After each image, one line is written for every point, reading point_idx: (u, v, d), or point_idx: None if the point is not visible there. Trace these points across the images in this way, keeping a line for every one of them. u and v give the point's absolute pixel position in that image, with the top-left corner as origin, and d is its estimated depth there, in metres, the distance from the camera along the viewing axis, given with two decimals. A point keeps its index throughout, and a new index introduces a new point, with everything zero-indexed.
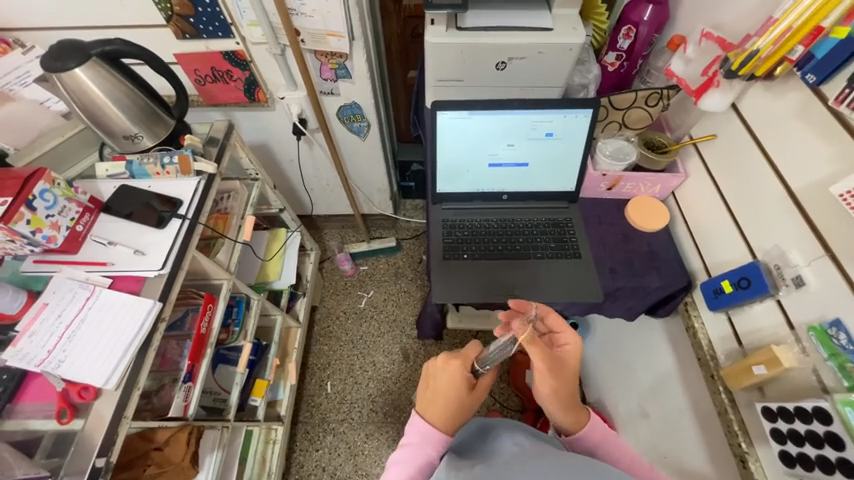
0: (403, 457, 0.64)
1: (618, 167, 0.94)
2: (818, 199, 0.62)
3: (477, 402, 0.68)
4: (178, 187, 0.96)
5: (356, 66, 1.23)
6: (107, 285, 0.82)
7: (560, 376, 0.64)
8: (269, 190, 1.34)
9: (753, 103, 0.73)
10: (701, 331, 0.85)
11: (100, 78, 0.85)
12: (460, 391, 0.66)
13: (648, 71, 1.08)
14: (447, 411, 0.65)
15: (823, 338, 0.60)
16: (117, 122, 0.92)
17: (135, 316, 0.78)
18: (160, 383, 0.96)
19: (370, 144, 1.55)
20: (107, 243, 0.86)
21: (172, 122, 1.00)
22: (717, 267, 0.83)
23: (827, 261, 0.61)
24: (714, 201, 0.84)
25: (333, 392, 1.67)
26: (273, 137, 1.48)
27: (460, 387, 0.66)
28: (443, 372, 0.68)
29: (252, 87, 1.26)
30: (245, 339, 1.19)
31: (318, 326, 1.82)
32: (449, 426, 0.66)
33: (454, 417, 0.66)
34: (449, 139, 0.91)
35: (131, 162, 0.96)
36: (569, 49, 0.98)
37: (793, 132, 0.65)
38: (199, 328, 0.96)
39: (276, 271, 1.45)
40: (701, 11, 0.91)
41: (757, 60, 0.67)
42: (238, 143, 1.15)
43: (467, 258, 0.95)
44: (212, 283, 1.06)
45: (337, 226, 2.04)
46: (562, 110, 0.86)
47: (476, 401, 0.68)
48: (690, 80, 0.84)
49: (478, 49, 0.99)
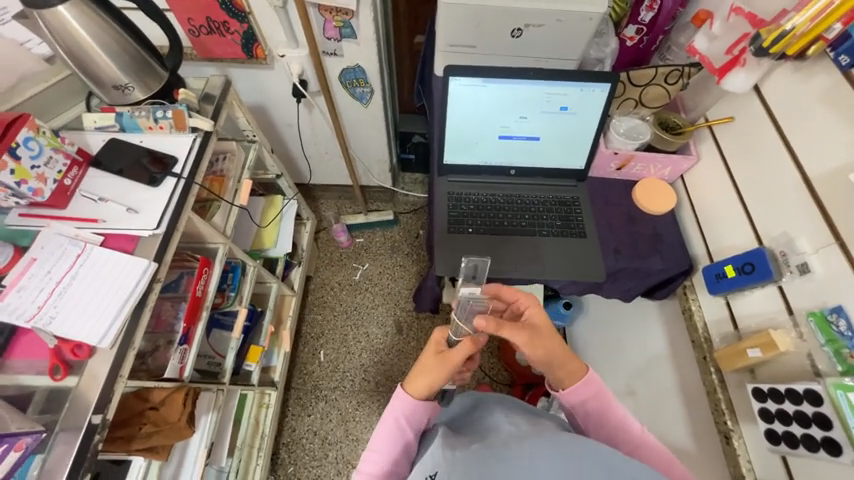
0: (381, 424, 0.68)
1: (631, 146, 0.91)
2: (835, 187, 0.61)
3: (450, 372, 0.65)
4: (173, 145, 0.91)
5: (363, 25, 1.17)
6: (99, 243, 0.79)
7: (540, 343, 0.63)
8: (267, 154, 1.29)
9: (778, 84, 0.71)
10: (698, 314, 0.87)
11: (86, 19, 0.79)
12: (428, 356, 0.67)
13: (668, 47, 1.05)
14: (416, 378, 0.67)
15: (823, 324, 0.61)
16: (105, 70, 0.86)
17: (129, 276, 0.76)
18: (154, 344, 0.93)
19: (372, 112, 1.49)
20: (98, 199, 0.82)
21: (165, 74, 0.94)
22: (721, 252, 0.83)
23: (835, 249, 0.61)
24: (724, 185, 0.83)
25: (326, 361, 1.69)
26: (272, 98, 1.41)
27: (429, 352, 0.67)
28: None
29: (250, 42, 1.18)
30: (241, 303, 1.17)
31: (313, 296, 1.82)
32: (418, 393, 0.66)
33: (422, 385, 0.66)
34: (461, 108, 0.87)
35: (121, 114, 0.90)
36: (590, 18, 0.94)
37: (817, 117, 0.64)
38: (194, 290, 0.94)
39: (271, 239, 1.42)
40: None
41: (789, 38, 0.63)
42: (235, 101, 1.09)
43: (471, 232, 0.94)
44: (208, 247, 1.04)
45: (333, 197, 2.00)
46: (579, 83, 0.82)
47: (445, 366, 0.64)
48: (714, 59, 0.81)
49: (494, 13, 0.94)
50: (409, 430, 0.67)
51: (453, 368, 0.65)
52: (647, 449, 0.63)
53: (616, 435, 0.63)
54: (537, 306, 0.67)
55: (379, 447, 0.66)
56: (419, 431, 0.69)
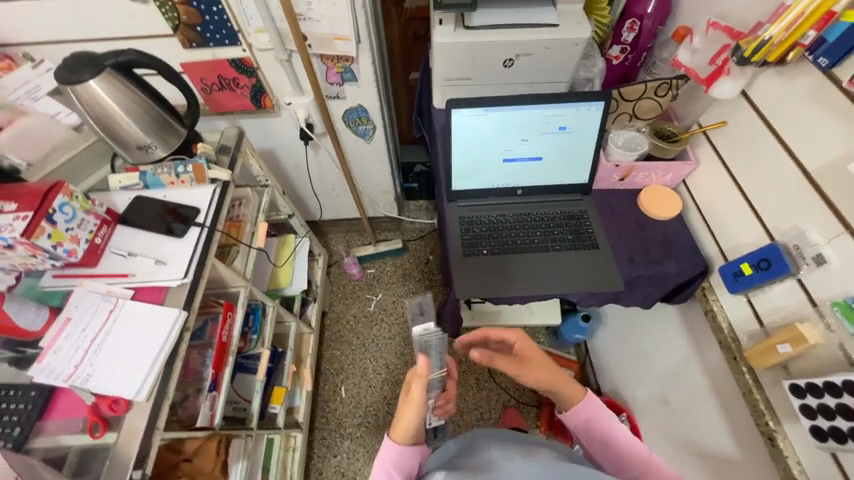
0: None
1: (631, 157, 0.95)
2: (836, 179, 0.63)
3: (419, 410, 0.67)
4: (194, 196, 0.96)
5: (363, 69, 1.24)
6: (129, 296, 0.81)
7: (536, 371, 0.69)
8: (279, 196, 1.35)
9: (764, 89, 0.75)
10: (721, 314, 0.87)
11: (115, 90, 0.85)
12: (410, 400, 0.67)
13: (654, 61, 1.07)
14: (401, 424, 0.67)
15: (848, 313, 0.61)
16: (131, 133, 0.92)
17: (161, 326, 0.78)
18: (184, 394, 0.93)
19: (375, 147, 1.55)
20: (127, 254, 0.86)
21: (184, 131, 1.00)
22: (733, 250, 0.85)
23: (846, 238, 0.62)
24: (726, 186, 0.86)
25: (347, 397, 1.67)
26: (280, 143, 1.48)
27: (410, 397, 0.67)
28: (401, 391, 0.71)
29: (258, 94, 1.26)
30: (262, 346, 1.18)
31: (329, 332, 1.82)
32: (403, 438, 0.67)
33: (408, 429, 0.66)
34: (464, 136, 0.92)
35: (145, 173, 0.96)
36: (576, 44, 1.00)
37: (808, 115, 0.67)
38: (220, 336, 0.96)
39: (287, 278, 1.45)
40: (702, 3, 0.93)
41: (769, 46, 0.67)
42: (248, 150, 1.15)
43: (486, 253, 0.96)
44: (230, 291, 1.06)
45: (342, 230, 2.04)
46: (574, 103, 0.88)
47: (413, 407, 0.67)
48: (698, 69, 0.85)
49: (487, 48, 1.01)
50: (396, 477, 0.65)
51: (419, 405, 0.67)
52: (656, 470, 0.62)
53: (623, 460, 0.64)
54: (527, 338, 0.71)
55: None
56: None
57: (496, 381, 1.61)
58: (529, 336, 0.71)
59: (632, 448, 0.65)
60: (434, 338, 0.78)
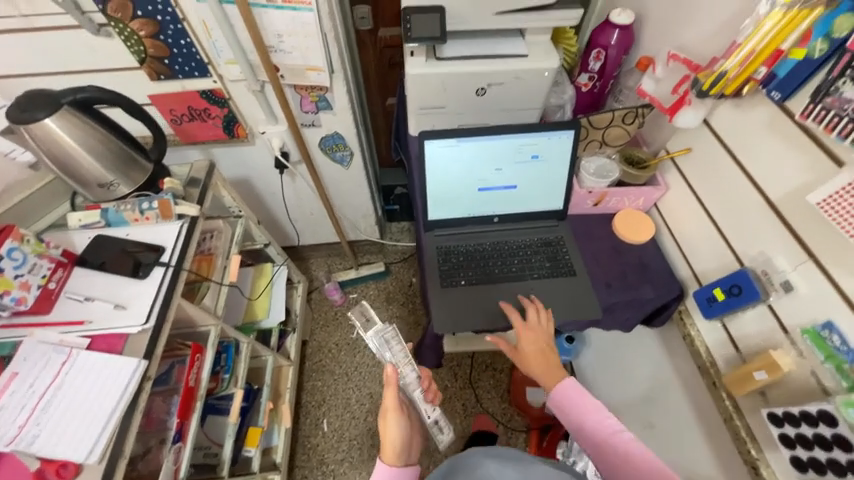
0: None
1: (603, 184, 0.96)
2: (797, 208, 0.65)
3: (397, 417, 0.81)
4: (159, 234, 0.92)
5: (337, 98, 1.24)
6: (85, 346, 0.76)
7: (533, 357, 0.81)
8: (254, 226, 1.30)
9: (724, 119, 0.78)
10: (699, 339, 0.87)
11: (73, 128, 0.82)
12: (389, 415, 0.82)
13: (620, 89, 1.12)
14: (387, 444, 0.77)
15: (818, 340, 0.62)
16: (91, 171, 0.88)
17: (118, 378, 0.73)
18: (146, 446, 0.89)
19: (354, 172, 1.54)
20: (84, 300, 0.81)
21: (150, 166, 0.97)
22: (706, 274, 0.85)
23: (811, 266, 0.64)
24: (695, 210, 0.88)
25: (330, 430, 1.61)
26: (255, 171, 1.46)
27: (389, 411, 0.82)
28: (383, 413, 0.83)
29: (231, 123, 1.24)
30: (236, 385, 1.13)
31: (311, 361, 1.76)
32: (394, 458, 0.76)
33: (395, 447, 0.77)
34: (438, 167, 0.91)
35: (107, 210, 0.92)
36: (545, 73, 1.02)
37: (767, 145, 0.69)
38: (187, 380, 0.91)
39: (263, 310, 1.41)
40: (662, 35, 0.97)
41: (725, 81, 0.70)
42: (220, 182, 1.12)
43: (464, 284, 0.94)
44: (199, 330, 1.01)
45: (323, 254, 2.00)
46: (545, 133, 0.89)
47: (393, 420, 0.81)
48: (663, 99, 0.88)
49: (459, 78, 1.02)
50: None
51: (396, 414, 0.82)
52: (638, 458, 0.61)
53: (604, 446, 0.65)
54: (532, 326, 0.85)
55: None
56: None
57: (483, 405, 1.58)
58: (535, 331, 0.84)
59: (610, 434, 0.66)
60: (389, 333, 0.96)
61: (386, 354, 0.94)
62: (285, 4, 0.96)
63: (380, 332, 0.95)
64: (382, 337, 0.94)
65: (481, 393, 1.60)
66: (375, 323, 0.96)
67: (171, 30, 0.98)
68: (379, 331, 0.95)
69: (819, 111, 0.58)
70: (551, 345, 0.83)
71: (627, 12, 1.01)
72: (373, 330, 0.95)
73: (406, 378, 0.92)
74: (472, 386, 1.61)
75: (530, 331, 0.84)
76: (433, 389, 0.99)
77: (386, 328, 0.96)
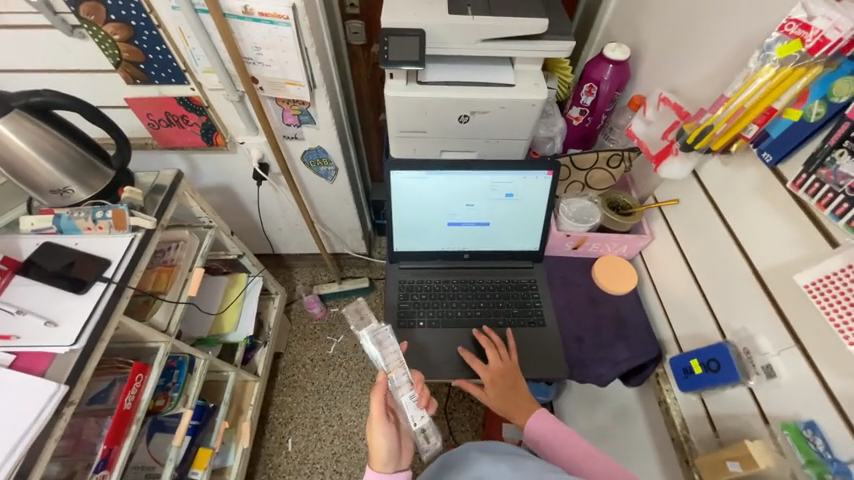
0: None
1: (582, 228, 0.91)
2: (784, 284, 0.58)
3: (385, 426, 0.71)
4: (108, 247, 0.87)
5: (320, 112, 1.19)
6: (8, 363, 0.72)
7: (507, 399, 0.80)
8: (226, 237, 1.25)
9: (713, 175, 0.71)
10: (674, 407, 0.78)
11: (24, 131, 0.79)
12: (376, 423, 0.72)
13: (611, 128, 1.09)
14: (375, 452, 0.70)
15: (799, 439, 0.54)
16: (44, 175, 0.84)
17: (31, 403, 0.68)
18: (70, 470, 0.86)
19: (338, 188, 1.48)
20: (15, 312, 0.77)
21: (112, 172, 0.93)
22: (686, 339, 0.77)
23: (796, 352, 0.56)
24: (680, 267, 0.80)
25: (294, 450, 1.49)
26: (236, 179, 1.41)
27: (375, 418, 0.73)
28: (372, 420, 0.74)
29: (210, 131, 1.20)
30: (185, 405, 1.07)
31: (282, 375, 1.65)
32: (383, 466, 0.69)
33: (384, 455, 0.69)
34: (407, 198, 0.88)
35: (60, 216, 0.87)
36: (532, 104, 0.96)
37: (755, 209, 0.62)
38: (122, 403, 0.85)
39: (231, 322, 1.35)
40: (658, 75, 0.91)
41: (711, 136, 0.64)
42: (187, 193, 1.07)
43: (423, 325, 0.92)
44: (148, 346, 0.96)
45: (308, 265, 1.91)
46: (521, 171, 0.83)
47: (380, 429, 0.71)
48: (651, 144, 0.82)
49: (440, 104, 0.96)
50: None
51: (384, 422, 0.72)
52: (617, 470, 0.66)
53: (580, 458, 0.71)
54: (498, 366, 0.83)
55: None
56: None
57: (455, 439, 1.42)
58: (499, 370, 0.82)
59: (583, 449, 0.72)
60: (385, 334, 0.84)
61: (379, 358, 0.80)
62: (262, 17, 0.92)
63: (375, 331, 0.83)
64: (377, 336, 0.82)
65: (455, 424, 1.44)
66: (369, 323, 0.85)
67: (145, 36, 0.95)
68: (373, 330, 0.83)
69: (812, 182, 0.51)
70: (517, 379, 0.83)
71: (621, 48, 0.97)
72: (367, 329, 0.84)
73: (395, 385, 0.77)
74: (446, 415, 1.45)
75: (494, 374, 0.82)
76: (430, 401, 0.78)
77: (383, 328, 0.84)
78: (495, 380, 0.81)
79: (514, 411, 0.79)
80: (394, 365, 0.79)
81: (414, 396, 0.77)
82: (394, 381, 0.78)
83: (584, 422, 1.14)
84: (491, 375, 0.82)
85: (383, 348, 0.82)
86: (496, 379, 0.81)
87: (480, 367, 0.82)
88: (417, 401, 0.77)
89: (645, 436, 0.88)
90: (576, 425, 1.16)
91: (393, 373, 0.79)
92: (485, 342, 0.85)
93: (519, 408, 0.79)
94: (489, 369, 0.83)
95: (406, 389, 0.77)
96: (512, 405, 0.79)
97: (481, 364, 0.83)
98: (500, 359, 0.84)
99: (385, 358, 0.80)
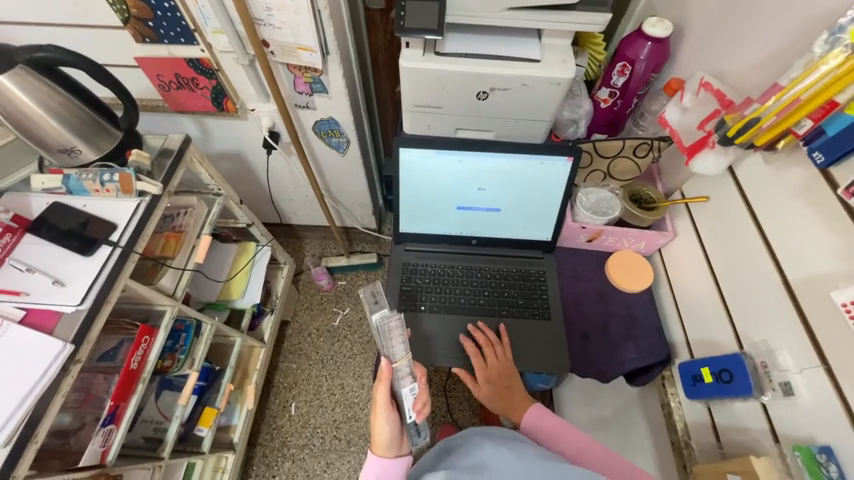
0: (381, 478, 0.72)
1: (598, 222, 0.86)
2: (818, 298, 0.53)
3: (386, 416, 0.73)
4: (116, 210, 0.87)
5: (333, 81, 1.14)
6: (18, 319, 0.74)
7: (503, 396, 0.80)
8: (235, 206, 1.24)
9: (751, 173, 0.65)
10: (678, 412, 0.75)
11: (30, 87, 0.77)
12: (380, 411, 0.73)
13: (641, 113, 1.01)
14: (379, 438, 0.73)
15: (810, 463, 0.50)
16: (53, 135, 0.83)
17: (39, 359, 0.70)
18: (81, 421, 0.91)
19: (350, 161, 1.44)
20: (25, 270, 0.78)
21: (120, 133, 0.91)
22: (699, 345, 0.74)
23: (821, 373, 0.52)
24: (701, 270, 0.75)
25: (297, 415, 1.53)
26: (247, 147, 1.38)
27: (380, 406, 0.73)
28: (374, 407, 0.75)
29: (220, 96, 1.17)
30: (191, 367, 1.09)
31: (288, 342, 1.67)
32: (384, 451, 0.72)
33: (385, 442, 0.72)
34: (416, 178, 0.84)
35: (69, 176, 0.87)
36: (557, 83, 0.88)
37: (796, 214, 0.56)
38: (129, 363, 0.88)
39: (239, 289, 1.36)
40: (702, 56, 0.82)
41: (756, 129, 0.58)
42: (196, 159, 1.05)
43: (424, 310, 0.92)
44: (155, 310, 0.98)
45: (318, 237, 1.90)
46: (540, 156, 0.78)
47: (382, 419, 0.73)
48: (685, 134, 0.76)
49: (458, 78, 0.90)
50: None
51: (385, 412, 0.73)
52: (616, 463, 0.67)
53: (581, 449, 0.70)
54: (498, 364, 0.82)
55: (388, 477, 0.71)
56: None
57: (452, 417, 1.43)
58: (499, 367, 0.82)
59: (582, 442, 0.70)
60: (395, 322, 0.77)
61: (384, 346, 0.76)
62: None
63: (384, 318, 0.76)
64: (387, 324, 0.76)
65: (453, 402, 1.44)
66: (382, 305, 0.77)
67: None
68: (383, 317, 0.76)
69: None
70: (513, 378, 0.82)
71: (664, 22, 0.86)
72: (378, 313, 0.77)
73: (399, 378, 0.74)
74: (444, 393, 1.46)
75: (490, 373, 0.81)
76: (425, 398, 0.76)
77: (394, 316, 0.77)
78: (493, 378, 0.81)
79: (509, 408, 0.79)
80: (400, 357, 0.74)
81: (416, 390, 0.74)
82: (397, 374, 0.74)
83: (582, 414, 1.13)
84: (490, 373, 0.81)
85: (390, 337, 0.76)
86: (494, 376, 0.81)
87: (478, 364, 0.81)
88: (415, 399, 0.74)
89: (644, 436, 0.87)
90: (575, 417, 1.15)
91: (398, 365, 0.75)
92: (484, 340, 0.85)
93: (516, 404, 0.79)
94: (485, 366, 0.82)
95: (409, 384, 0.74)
96: (508, 402, 0.80)
97: (478, 360, 0.82)
98: (497, 358, 0.83)
99: (391, 349, 0.76)
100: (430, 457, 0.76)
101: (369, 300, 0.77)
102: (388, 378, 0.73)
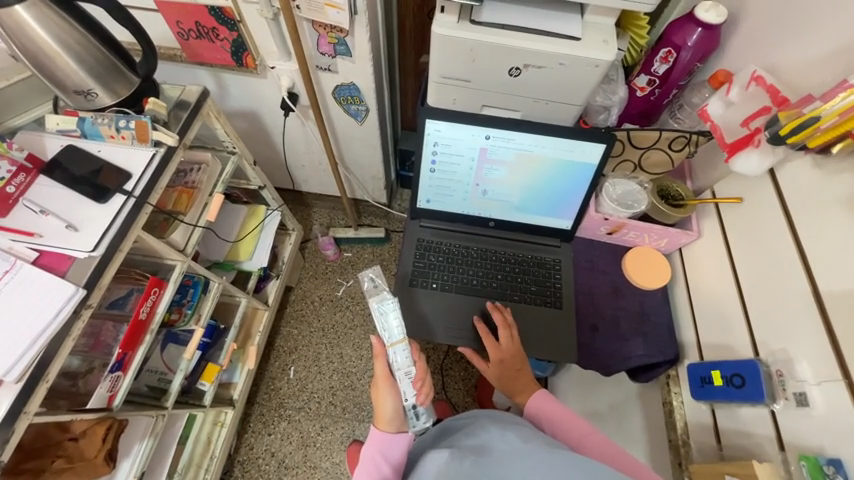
0: (384, 455, 0.72)
1: (623, 214, 0.84)
2: (847, 312, 0.51)
3: (388, 388, 0.77)
4: (131, 158, 0.85)
5: (358, 44, 1.09)
6: (31, 259, 0.74)
7: (509, 377, 0.82)
8: (248, 166, 1.22)
9: (797, 177, 0.62)
10: (679, 411, 0.74)
11: (48, 21, 0.74)
12: (381, 385, 0.78)
13: (680, 105, 0.96)
14: (381, 413, 0.76)
15: (815, 473, 0.50)
16: (69, 75, 0.80)
17: (52, 302, 0.70)
18: (89, 366, 0.92)
19: (367, 130, 1.40)
20: (39, 212, 0.78)
21: (136, 80, 0.88)
22: (710, 348, 0.73)
23: (840, 388, 0.51)
24: (724, 273, 0.73)
25: (295, 378, 1.56)
26: (264, 106, 1.34)
27: (380, 381, 0.78)
28: (378, 385, 0.78)
29: (240, 51, 1.12)
30: (197, 323, 1.09)
31: (290, 308, 1.68)
32: (386, 425, 0.75)
33: (388, 416, 0.75)
34: (440, 153, 0.82)
35: (84, 119, 0.84)
36: (596, 65, 0.84)
37: (839, 225, 0.54)
38: (138, 313, 0.88)
39: (247, 251, 1.36)
40: (756, 47, 0.77)
41: (813, 130, 0.55)
42: (212, 112, 1.02)
43: (434, 287, 0.93)
44: (165, 263, 0.98)
45: (327, 206, 1.88)
46: (572, 142, 0.75)
47: (385, 393, 0.77)
48: (727, 130, 0.72)
49: (491, 50, 0.85)
50: (384, 464, 0.70)
51: (386, 385, 0.77)
52: (620, 458, 0.65)
53: (583, 438, 0.69)
54: (509, 347, 0.82)
55: (389, 453, 0.72)
56: (399, 461, 0.72)
57: (446, 395, 1.45)
58: (509, 349, 0.82)
59: (585, 435, 0.70)
60: (390, 306, 0.83)
61: (384, 328, 0.82)
62: None
63: (384, 302, 0.83)
64: (385, 307, 0.82)
65: (448, 381, 1.46)
66: (382, 292, 0.85)
67: None
68: (380, 300, 0.83)
69: None
70: (524, 361, 0.83)
71: (719, 7, 0.81)
72: (376, 298, 0.84)
73: (395, 358, 0.80)
74: (441, 372, 1.47)
75: (502, 355, 0.82)
76: (425, 378, 0.81)
77: (392, 299, 0.84)
78: (501, 358, 0.82)
79: (513, 388, 0.81)
80: (397, 338, 0.80)
81: (412, 371, 0.80)
82: (393, 356, 0.79)
83: (579, 404, 1.14)
84: (500, 355, 0.82)
85: (387, 319, 0.82)
86: (503, 357, 0.82)
87: (488, 344, 0.82)
88: (413, 379, 0.79)
89: (638, 431, 0.87)
90: (570, 407, 1.17)
91: (394, 346, 0.80)
92: (498, 322, 0.84)
93: (520, 386, 0.81)
94: (499, 348, 0.83)
95: (405, 363, 0.80)
96: (514, 383, 0.81)
97: (492, 341, 0.83)
98: (511, 340, 0.83)
99: (389, 329, 0.81)
100: (431, 438, 0.77)
101: (370, 286, 0.86)
102: (384, 353, 0.79)
